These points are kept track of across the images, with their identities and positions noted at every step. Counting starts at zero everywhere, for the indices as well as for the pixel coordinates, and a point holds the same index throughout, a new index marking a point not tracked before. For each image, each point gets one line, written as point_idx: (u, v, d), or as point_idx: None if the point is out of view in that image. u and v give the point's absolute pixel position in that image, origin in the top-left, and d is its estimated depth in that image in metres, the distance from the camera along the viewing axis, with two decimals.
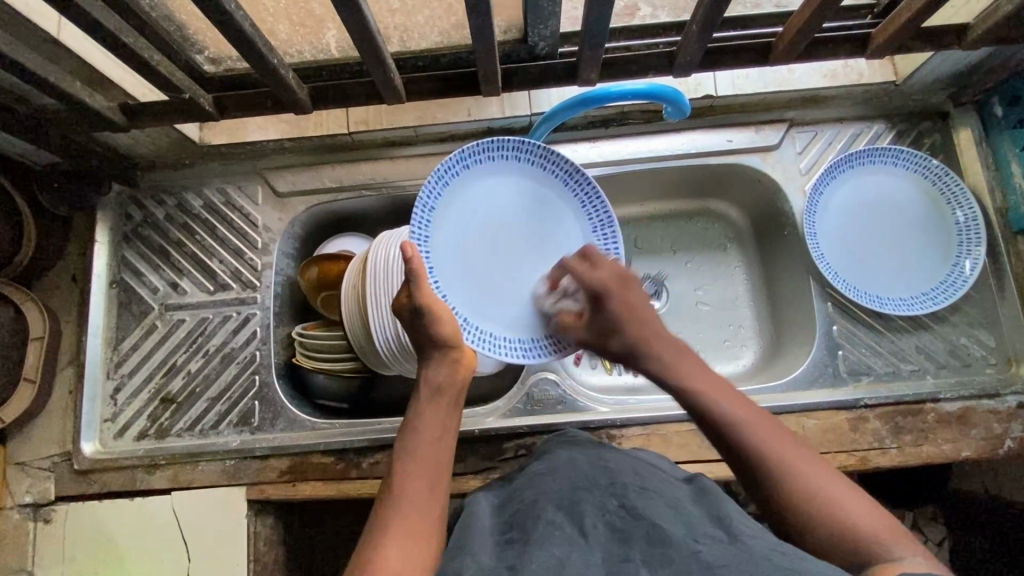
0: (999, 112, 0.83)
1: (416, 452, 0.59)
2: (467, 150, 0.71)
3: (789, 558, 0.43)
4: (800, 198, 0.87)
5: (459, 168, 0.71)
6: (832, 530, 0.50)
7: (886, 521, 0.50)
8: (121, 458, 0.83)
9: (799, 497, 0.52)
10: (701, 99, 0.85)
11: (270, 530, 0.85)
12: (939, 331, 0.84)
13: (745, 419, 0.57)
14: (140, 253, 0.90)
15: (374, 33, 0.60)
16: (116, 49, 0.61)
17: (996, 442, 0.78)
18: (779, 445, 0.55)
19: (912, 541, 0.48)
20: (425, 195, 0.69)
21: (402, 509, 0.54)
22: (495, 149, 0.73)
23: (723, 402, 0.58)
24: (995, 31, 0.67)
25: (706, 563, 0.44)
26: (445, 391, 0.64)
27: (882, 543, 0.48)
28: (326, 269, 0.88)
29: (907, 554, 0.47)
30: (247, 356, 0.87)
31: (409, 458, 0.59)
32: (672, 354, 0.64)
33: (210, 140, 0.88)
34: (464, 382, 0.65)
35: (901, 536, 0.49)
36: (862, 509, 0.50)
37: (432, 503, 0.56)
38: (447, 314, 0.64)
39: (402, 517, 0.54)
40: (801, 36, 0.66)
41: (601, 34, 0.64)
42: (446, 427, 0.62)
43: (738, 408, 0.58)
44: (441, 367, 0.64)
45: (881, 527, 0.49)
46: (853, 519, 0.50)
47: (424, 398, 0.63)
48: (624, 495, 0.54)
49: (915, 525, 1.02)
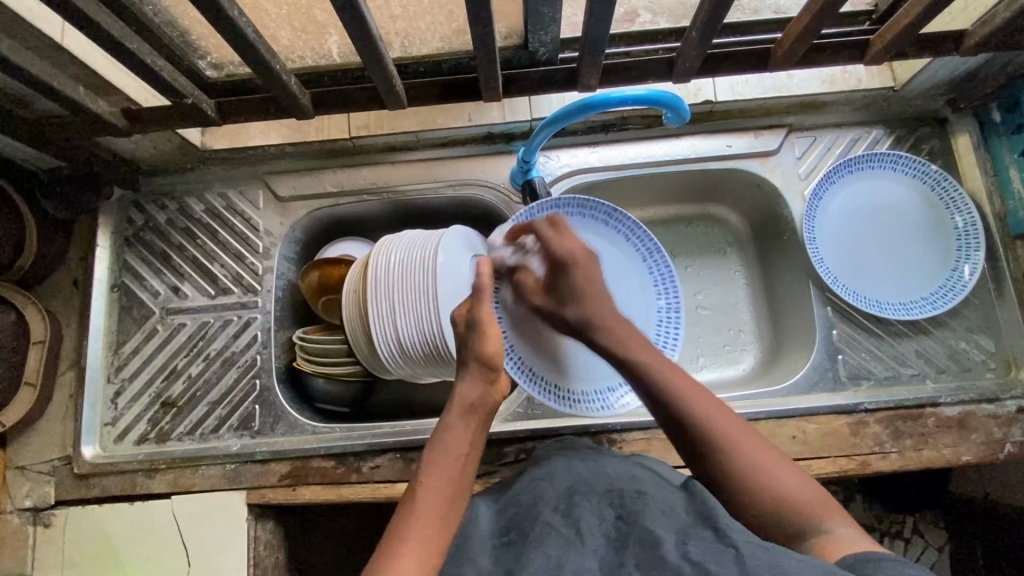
0: (998, 118, 0.84)
1: (440, 462, 0.57)
2: (561, 200, 0.82)
3: (776, 556, 0.43)
4: (799, 203, 0.88)
5: (552, 211, 0.82)
6: (755, 490, 0.55)
7: (820, 495, 0.55)
8: (121, 462, 0.83)
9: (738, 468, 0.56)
10: (700, 104, 0.85)
11: (270, 534, 0.85)
12: (939, 336, 0.84)
13: (687, 396, 0.60)
14: (141, 257, 0.90)
15: (376, 39, 0.61)
16: (120, 55, 0.61)
17: (996, 446, 0.78)
18: (723, 422, 0.59)
19: (832, 510, 0.53)
20: (514, 224, 0.81)
21: (424, 518, 0.53)
22: (582, 204, 0.82)
23: (679, 390, 0.61)
24: (992, 38, 0.68)
25: (696, 563, 0.44)
26: (477, 410, 0.62)
27: (801, 507, 0.54)
28: (326, 273, 0.89)
29: (833, 525, 0.52)
30: (248, 360, 0.87)
31: (433, 467, 0.57)
32: (626, 335, 0.67)
33: (212, 145, 0.88)
34: (496, 404, 0.64)
35: (827, 505, 0.54)
36: (790, 478, 0.56)
37: (451, 515, 0.54)
38: (493, 332, 0.65)
39: (422, 526, 0.52)
40: (799, 43, 0.67)
41: (602, 39, 0.64)
42: (473, 444, 0.60)
43: (689, 393, 0.61)
44: (478, 387, 0.63)
45: (811, 495, 0.55)
46: (781, 487, 0.55)
47: (455, 411, 0.62)
48: (621, 504, 0.54)
49: (916, 531, 1.01)
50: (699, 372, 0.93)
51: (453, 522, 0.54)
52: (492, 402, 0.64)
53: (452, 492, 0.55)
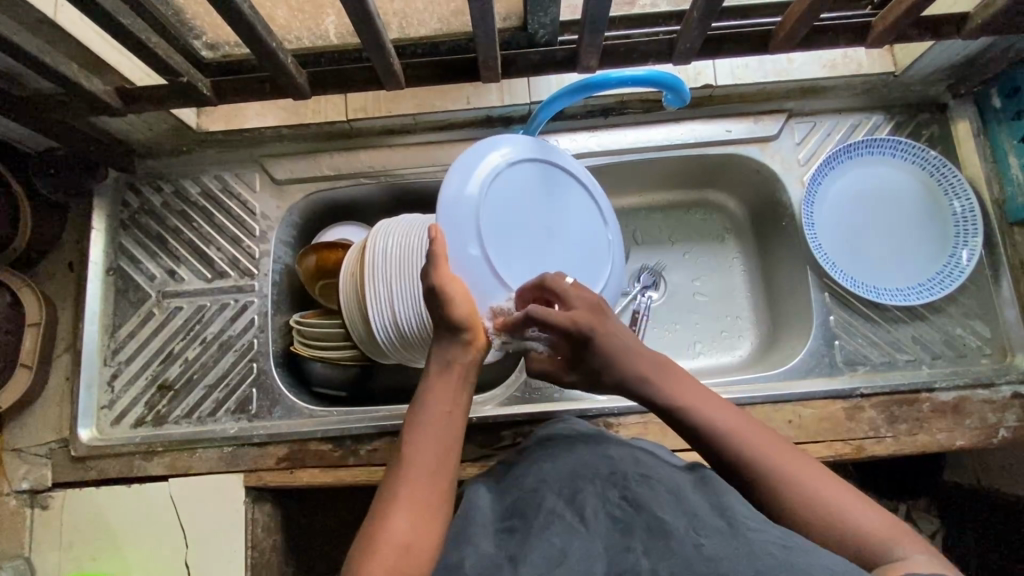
0: (997, 104, 0.84)
1: (423, 424, 0.58)
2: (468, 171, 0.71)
3: (791, 553, 0.42)
4: (798, 187, 0.88)
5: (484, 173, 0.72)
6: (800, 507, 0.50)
7: (896, 527, 0.48)
8: (118, 444, 0.83)
9: (818, 496, 0.50)
10: (700, 88, 0.84)
11: (267, 517, 0.85)
12: (934, 322, 0.85)
13: (747, 438, 0.55)
14: (137, 241, 0.90)
15: (374, 19, 0.60)
16: (115, 31, 0.60)
17: (991, 431, 0.78)
18: (788, 463, 0.53)
19: (914, 538, 0.47)
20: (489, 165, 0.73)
21: (414, 482, 0.54)
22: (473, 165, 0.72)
23: (737, 433, 0.56)
24: (993, 21, 0.67)
25: (707, 559, 0.42)
26: (456, 360, 0.62)
27: (885, 543, 0.47)
28: (324, 257, 0.88)
29: (909, 551, 0.46)
30: (245, 344, 0.87)
31: (419, 429, 0.58)
32: (656, 366, 0.63)
33: (208, 127, 0.87)
34: (476, 358, 0.64)
35: (900, 533, 0.48)
36: (860, 509, 0.50)
37: (443, 474, 0.55)
38: (458, 291, 0.63)
39: (412, 487, 0.53)
40: (800, 24, 0.66)
41: (602, 19, 0.64)
42: (458, 399, 0.61)
43: (731, 420, 0.57)
44: (459, 350, 0.62)
45: (875, 526, 0.48)
46: (844, 515, 0.49)
47: (434, 370, 0.62)
48: (626, 485, 0.52)
49: (909, 517, 1.02)
50: (695, 358, 0.94)
51: (448, 480, 0.55)
52: (474, 354, 0.63)
53: (441, 450, 0.56)
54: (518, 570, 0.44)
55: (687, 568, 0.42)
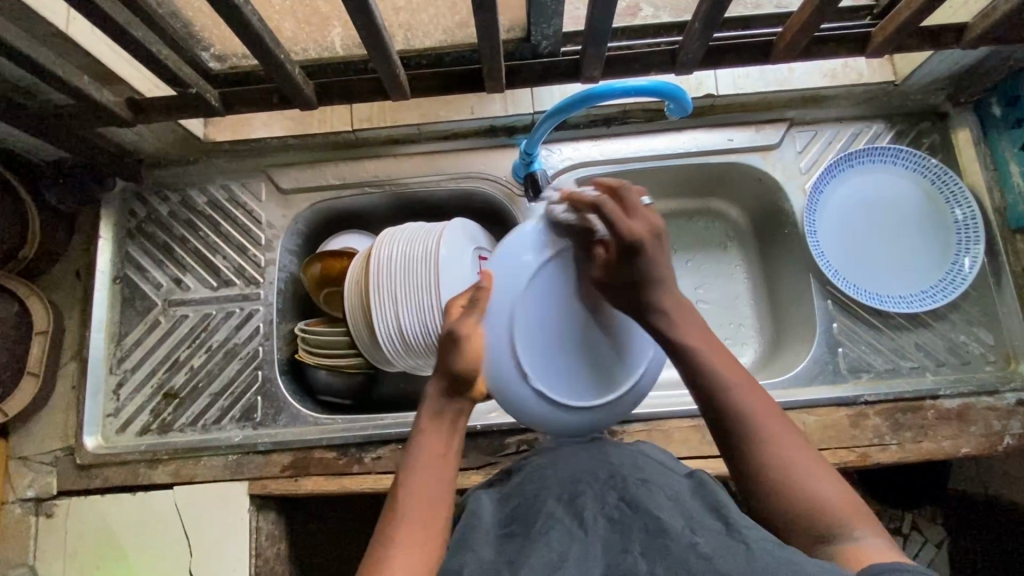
0: (996, 112, 0.84)
1: (420, 466, 0.57)
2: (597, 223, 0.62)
3: (785, 552, 0.42)
4: (800, 196, 0.88)
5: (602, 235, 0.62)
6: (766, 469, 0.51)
7: (857, 506, 0.49)
8: (124, 453, 0.84)
9: (789, 464, 0.51)
10: (702, 98, 0.86)
11: (272, 525, 0.85)
12: (938, 329, 0.85)
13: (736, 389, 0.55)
14: (144, 250, 0.90)
15: (382, 29, 0.61)
16: (127, 43, 0.61)
17: (996, 438, 0.78)
18: (764, 416, 0.54)
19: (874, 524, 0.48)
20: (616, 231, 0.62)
21: (410, 526, 0.52)
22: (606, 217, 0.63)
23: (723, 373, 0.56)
24: (991, 31, 0.68)
25: (703, 558, 0.42)
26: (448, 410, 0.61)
27: (850, 523, 0.47)
28: (329, 265, 0.89)
29: (866, 534, 0.47)
30: (250, 352, 0.88)
31: (416, 473, 0.56)
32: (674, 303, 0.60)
33: (215, 136, 0.88)
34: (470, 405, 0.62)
35: (864, 516, 0.48)
36: (827, 486, 0.50)
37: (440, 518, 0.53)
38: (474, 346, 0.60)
39: (408, 532, 0.51)
40: (800, 35, 0.67)
41: (605, 29, 0.65)
42: (452, 444, 0.60)
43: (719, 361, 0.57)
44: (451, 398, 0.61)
45: (842, 505, 0.49)
46: (808, 486, 0.50)
47: (427, 416, 0.60)
48: (624, 488, 0.52)
49: (914, 526, 1.01)
50: None
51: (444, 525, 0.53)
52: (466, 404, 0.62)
53: (435, 495, 0.55)
54: (517, 570, 0.44)
55: (683, 568, 0.42)
